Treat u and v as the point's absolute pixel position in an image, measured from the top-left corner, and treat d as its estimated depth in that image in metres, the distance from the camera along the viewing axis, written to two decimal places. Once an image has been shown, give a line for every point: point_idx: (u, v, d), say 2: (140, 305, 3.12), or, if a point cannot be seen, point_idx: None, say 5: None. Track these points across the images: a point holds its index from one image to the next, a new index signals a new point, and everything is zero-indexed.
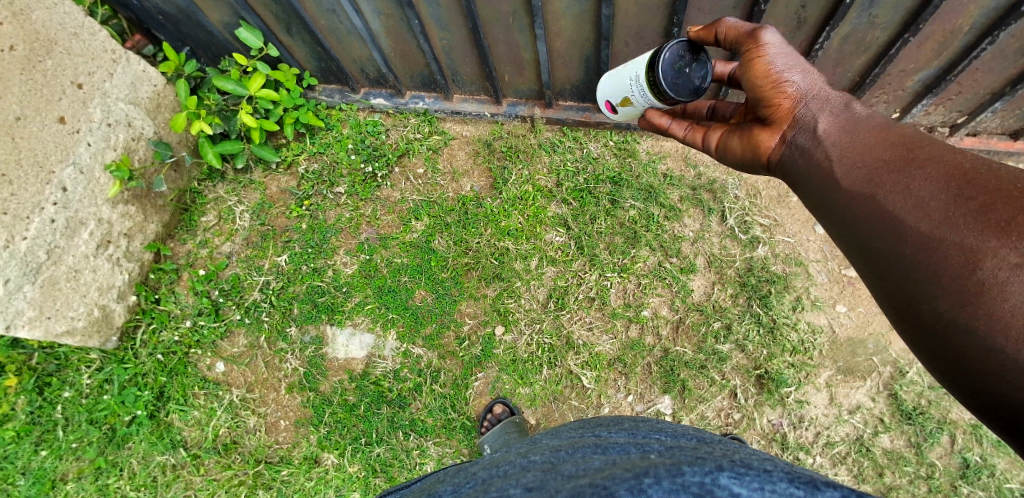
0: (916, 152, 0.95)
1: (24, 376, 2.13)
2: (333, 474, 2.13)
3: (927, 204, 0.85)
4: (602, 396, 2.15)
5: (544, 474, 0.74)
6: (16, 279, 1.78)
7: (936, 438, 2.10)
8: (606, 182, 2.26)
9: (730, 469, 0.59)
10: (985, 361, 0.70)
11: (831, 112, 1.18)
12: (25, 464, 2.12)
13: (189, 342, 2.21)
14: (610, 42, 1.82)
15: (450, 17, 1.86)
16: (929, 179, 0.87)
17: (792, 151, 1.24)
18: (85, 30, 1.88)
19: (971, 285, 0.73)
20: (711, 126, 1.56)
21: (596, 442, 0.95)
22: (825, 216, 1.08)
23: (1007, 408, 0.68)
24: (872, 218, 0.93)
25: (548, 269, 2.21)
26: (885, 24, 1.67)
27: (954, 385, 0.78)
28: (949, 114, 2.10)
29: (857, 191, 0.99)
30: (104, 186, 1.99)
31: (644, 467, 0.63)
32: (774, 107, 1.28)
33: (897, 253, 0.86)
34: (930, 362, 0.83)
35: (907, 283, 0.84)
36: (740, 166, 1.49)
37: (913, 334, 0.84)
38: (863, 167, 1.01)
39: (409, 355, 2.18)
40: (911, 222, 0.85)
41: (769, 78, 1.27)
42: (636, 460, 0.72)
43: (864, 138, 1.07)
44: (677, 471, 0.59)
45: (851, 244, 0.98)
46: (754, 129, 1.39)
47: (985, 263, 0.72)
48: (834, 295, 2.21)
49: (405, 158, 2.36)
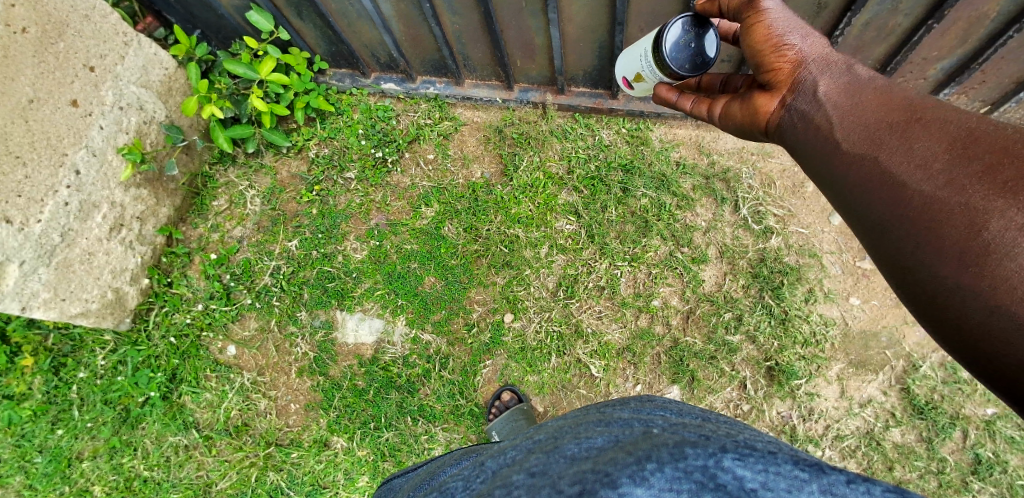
0: (919, 113, 0.96)
1: (40, 356, 2.16)
2: (343, 457, 2.15)
3: (930, 165, 0.86)
4: (610, 385, 2.15)
5: (547, 457, 0.74)
6: (31, 261, 1.79)
7: (948, 433, 2.08)
8: (618, 170, 2.23)
9: (733, 451, 0.58)
10: (985, 322, 0.72)
11: (832, 75, 1.16)
12: (42, 442, 2.16)
13: (201, 325, 2.23)
14: (624, 26, 1.78)
15: (461, 0, 1.83)
16: (932, 140, 0.89)
17: (791, 116, 1.21)
18: (96, 12, 1.87)
19: (977, 246, 0.75)
20: (714, 98, 1.54)
21: (601, 417, 0.95)
22: (823, 180, 1.09)
23: (1002, 367, 0.71)
24: (873, 181, 0.95)
25: (558, 257, 2.20)
26: (908, 9, 1.62)
27: (948, 346, 0.81)
28: (972, 103, 2.04)
29: (857, 154, 1.00)
30: (117, 169, 2.00)
31: (646, 450, 0.61)
32: (774, 72, 1.26)
33: (898, 216, 0.88)
34: (926, 324, 0.85)
35: (908, 244, 0.86)
36: (743, 134, 1.46)
37: (911, 297, 0.87)
38: (863, 130, 1.02)
39: (419, 341, 2.19)
40: (915, 184, 0.87)
41: (769, 41, 1.24)
42: (638, 439, 0.70)
43: (865, 100, 1.07)
44: (680, 454, 0.57)
45: (849, 208, 1.00)
46: (753, 95, 1.37)
47: (991, 224, 0.74)
48: (848, 287, 2.18)
49: (415, 144, 2.34)
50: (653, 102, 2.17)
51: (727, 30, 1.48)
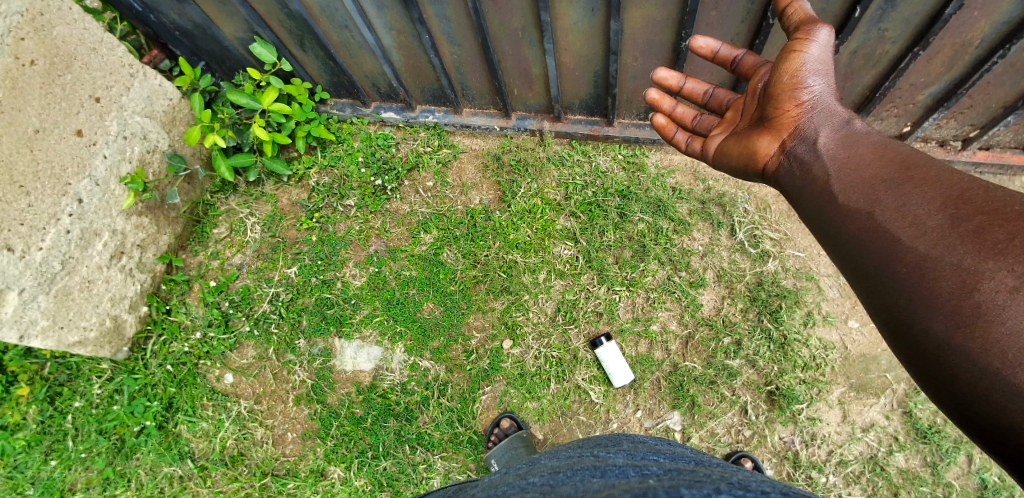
0: (914, 171, 0.98)
1: (36, 386, 2.15)
2: (339, 487, 2.12)
3: (924, 223, 0.88)
4: (610, 412, 2.14)
5: (544, 496, 0.77)
6: (31, 289, 1.79)
7: (953, 458, 2.06)
8: (614, 195, 2.26)
9: (728, 491, 0.64)
10: (977, 382, 0.73)
11: (832, 129, 1.22)
12: (35, 473, 2.13)
13: (198, 353, 2.22)
14: (619, 56, 1.82)
15: (460, 32, 1.87)
16: (925, 199, 0.91)
17: (789, 162, 1.26)
18: (104, 45, 1.92)
19: (966, 306, 0.76)
20: (711, 133, 1.57)
21: (596, 464, 0.94)
22: (819, 228, 1.11)
23: (996, 428, 0.71)
24: (867, 234, 0.97)
25: (556, 282, 2.21)
26: (894, 37, 1.67)
27: (941, 403, 0.81)
28: (961, 127, 2.08)
29: (853, 206, 1.02)
30: (119, 198, 2.02)
31: (643, 489, 0.68)
32: (781, 111, 1.29)
33: (889, 269, 0.90)
34: (918, 378, 0.86)
35: (900, 300, 0.87)
36: (732, 172, 1.49)
37: (902, 351, 0.87)
38: (859, 183, 1.04)
39: (417, 368, 2.18)
40: (907, 240, 0.88)
41: (795, 77, 1.25)
42: (634, 482, 0.75)
43: (861, 155, 1.11)
44: (676, 493, 0.64)
45: (844, 259, 1.01)
46: (752, 133, 1.39)
47: (982, 285, 0.76)
48: (846, 310, 2.18)
49: (414, 171, 2.38)
50: (648, 129, 2.22)
51: (727, 55, 1.46)
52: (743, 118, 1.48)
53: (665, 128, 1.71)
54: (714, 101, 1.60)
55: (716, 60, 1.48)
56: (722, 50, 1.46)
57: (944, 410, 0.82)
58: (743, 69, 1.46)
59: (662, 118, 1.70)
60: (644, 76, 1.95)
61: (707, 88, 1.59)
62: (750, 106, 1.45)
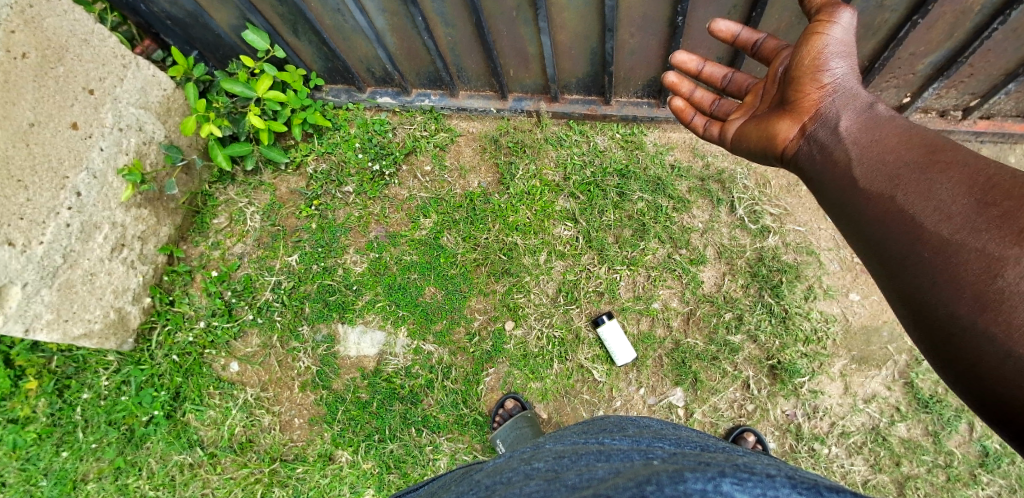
0: (939, 155, 0.97)
1: (44, 379, 2.17)
2: (348, 470, 2.15)
3: (948, 208, 0.87)
4: (613, 390, 2.16)
5: (548, 484, 0.77)
6: (34, 283, 1.81)
7: (954, 426, 2.08)
8: (614, 175, 2.25)
9: (733, 475, 0.63)
10: (1000, 367, 0.73)
11: (854, 111, 1.20)
12: (48, 465, 2.17)
13: (203, 343, 2.24)
14: (614, 32, 1.79)
15: (453, 12, 1.84)
16: (950, 184, 0.90)
17: (809, 146, 1.24)
18: (95, 36, 1.90)
19: (991, 291, 0.76)
20: (730, 117, 1.56)
21: (599, 449, 0.94)
22: (840, 212, 1.11)
23: (1010, 410, 0.72)
24: (890, 218, 0.96)
25: (557, 263, 2.21)
26: (893, 6, 1.64)
27: (960, 387, 0.82)
28: (962, 96, 2.07)
29: (876, 191, 1.01)
30: (118, 190, 2.02)
31: (647, 475, 0.66)
32: (801, 95, 1.27)
33: (912, 254, 0.89)
34: (936, 362, 0.87)
35: (922, 285, 0.86)
36: (750, 156, 1.48)
37: (923, 334, 0.88)
38: (883, 167, 1.03)
39: (420, 352, 2.19)
40: (931, 225, 0.88)
41: (816, 59, 1.24)
42: (638, 468, 0.74)
43: (885, 138, 1.09)
44: (680, 478, 0.63)
45: (866, 243, 1.01)
46: (772, 117, 1.37)
47: (1007, 271, 0.75)
48: (847, 283, 2.18)
49: (412, 156, 2.37)
50: (644, 107, 2.20)
51: (747, 39, 1.44)
52: (764, 102, 1.45)
53: (683, 111, 1.71)
54: (733, 85, 1.60)
55: (736, 43, 1.46)
56: (742, 34, 1.44)
57: (963, 395, 0.82)
58: (764, 53, 1.44)
59: (681, 101, 1.70)
60: (640, 53, 1.92)
61: (726, 72, 1.59)
62: (770, 90, 1.43)
